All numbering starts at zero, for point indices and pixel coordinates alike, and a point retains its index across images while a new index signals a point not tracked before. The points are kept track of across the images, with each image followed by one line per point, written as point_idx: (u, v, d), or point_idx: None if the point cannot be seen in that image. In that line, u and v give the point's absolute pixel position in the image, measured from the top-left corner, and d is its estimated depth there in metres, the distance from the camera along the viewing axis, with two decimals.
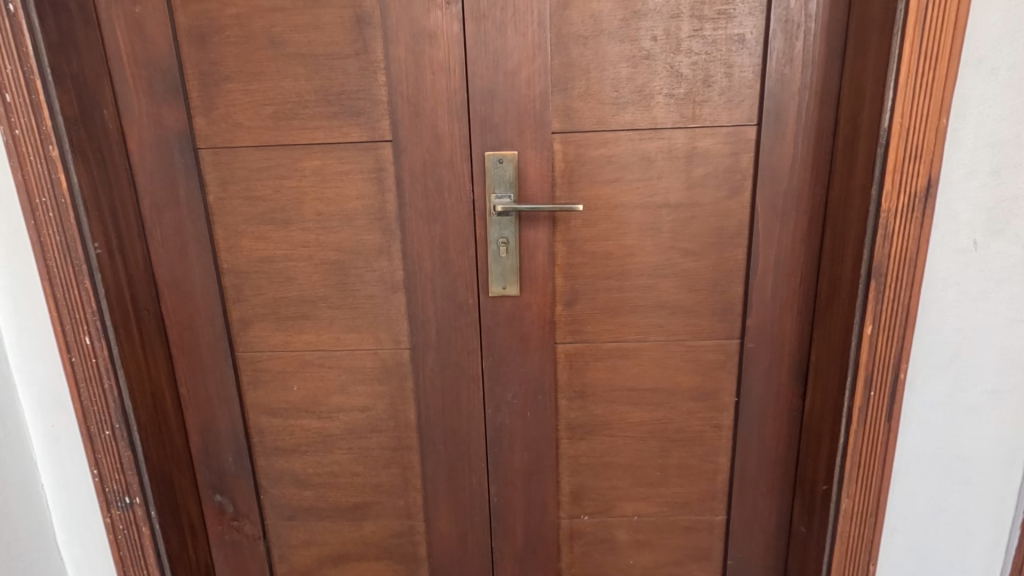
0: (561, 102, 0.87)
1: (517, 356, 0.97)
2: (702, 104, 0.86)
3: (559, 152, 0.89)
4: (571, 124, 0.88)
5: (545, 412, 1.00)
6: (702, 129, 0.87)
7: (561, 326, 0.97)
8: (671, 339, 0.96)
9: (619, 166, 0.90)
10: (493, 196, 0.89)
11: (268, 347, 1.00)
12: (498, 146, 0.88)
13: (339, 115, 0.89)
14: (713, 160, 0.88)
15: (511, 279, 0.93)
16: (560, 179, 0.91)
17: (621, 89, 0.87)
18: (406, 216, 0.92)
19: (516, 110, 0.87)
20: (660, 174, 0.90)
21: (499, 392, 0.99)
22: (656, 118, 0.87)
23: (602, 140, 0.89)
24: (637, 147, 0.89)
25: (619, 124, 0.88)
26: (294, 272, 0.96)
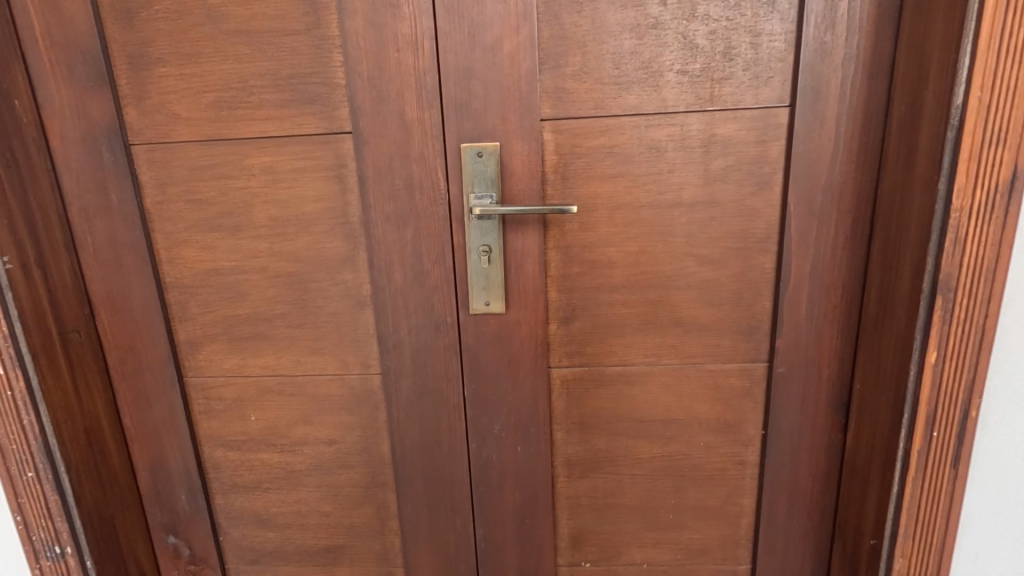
0: (551, 82, 0.73)
1: (505, 382, 0.84)
2: (723, 81, 0.71)
3: (550, 143, 0.75)
4: (564, 108, 0.74)
5: (539, 446, 0.86)
6: (722, 113, 0.72)
7: (555, 347, 0.83)
8: (686, 362, 0.82)
9: (622, 158, 0.75)
10: (473, 196, 0.75)
11: (220, 372, 0.88)
12: (477, 136, 0.74)
13: (290, 102, 0.75)
14: (736, 150, 0.73)
15: (495, 293, 0.79)
16: (552, 175, 0.76)
17: (624, 66, 0.72)
18: (370, 221, 0.78)
19: (497, 93, 0.73)
20: (671, 168, 0.75)
21: (484, 423, 0.85)
22: (666, 101, 0.73)
23: (601, 128, 0.74)
24: (643, 136, 0.74)
25: (621, 108, 0.74)
26: (246, 286, 0.83)
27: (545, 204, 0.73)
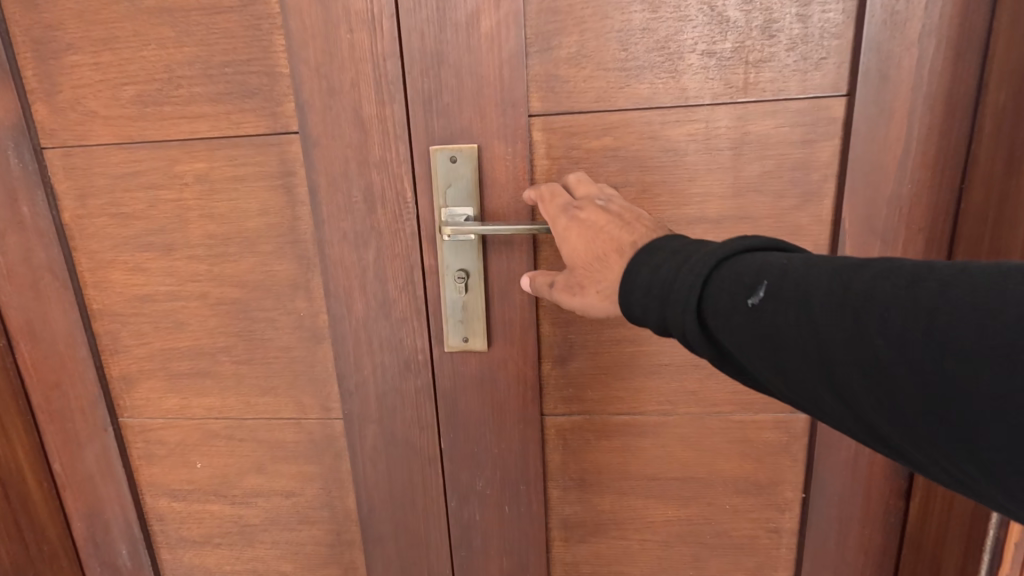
0: (541, 68, 0.59)
1: (488, 432, 0.70)
2: (761, 64, 0.56)
3: (539, 144, 0.61)
4: (557, 101, 0.60)
5: (530, 507, 0.72)
6: (760, 106, 0.57)
7: (549, 391, 0.69)
8: (708, 412, 0.67)
9: (630, 163, 0.61)
10: (446, 211, 0.61)
11: (160, 413, 0.76)
12: (451, 136, 0.61)
13: (225, 96, 0.62)
14: (775, 154, 0.58)
15: (475, 326, 0.65)
16: (543, 184, 0.63)
17: (632, 46, 0.57)
18: (324, 239, 0.64)
19: (474, 82, 0.59)
20: (692, 175, 0.60)
21: (464, 479, 0.72)
22: (686, 90, 0.58)
23: (603, 126, 0.60)
24: (657, 135, 0.60)
25: (630, 100, 0.59)
26: (185, 315, 0.71)
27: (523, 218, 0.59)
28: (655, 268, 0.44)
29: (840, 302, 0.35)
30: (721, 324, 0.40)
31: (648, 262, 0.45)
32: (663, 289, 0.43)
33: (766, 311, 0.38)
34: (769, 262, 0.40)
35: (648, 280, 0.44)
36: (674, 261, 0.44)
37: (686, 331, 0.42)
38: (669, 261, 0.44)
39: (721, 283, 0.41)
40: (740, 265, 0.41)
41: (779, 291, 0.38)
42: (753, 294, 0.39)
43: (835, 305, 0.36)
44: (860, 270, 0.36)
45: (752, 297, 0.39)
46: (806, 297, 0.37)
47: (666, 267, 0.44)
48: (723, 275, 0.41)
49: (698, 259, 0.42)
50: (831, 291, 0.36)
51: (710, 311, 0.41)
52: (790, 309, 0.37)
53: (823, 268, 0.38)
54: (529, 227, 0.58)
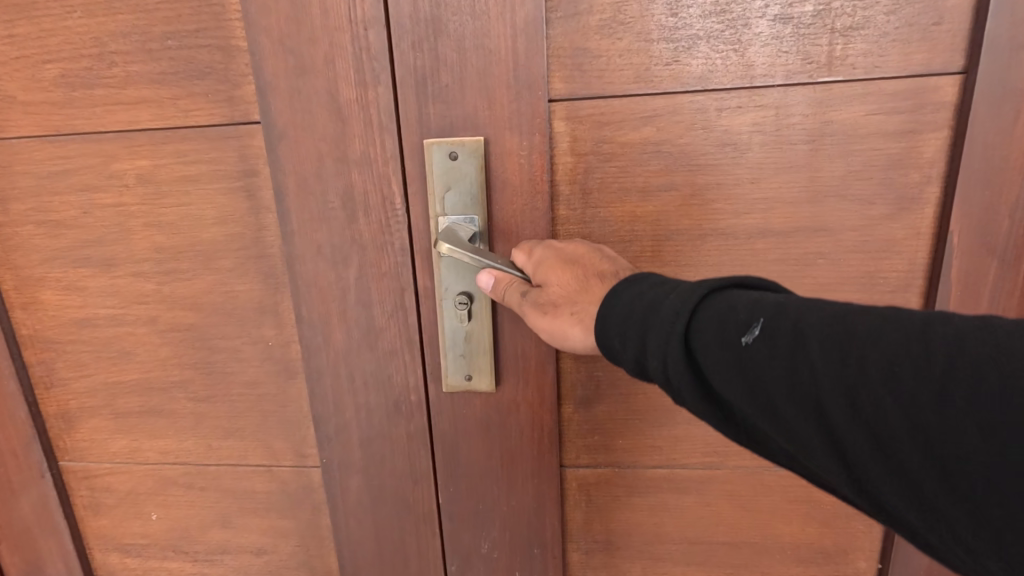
0: (564, 40, 0.48)
1: (495, 486, 0.58)
2: (852, 35, 0.46)
3: (562, 136, 0.51)
4: (584, 83, 0.49)
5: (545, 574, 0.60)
6: (854, 91, 0.48)
7: (569, 437, 0.57)
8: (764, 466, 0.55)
9: (676, 162, 0.51)
10: (445, 218, 0.50)
11: (107, 457, 0.64)
12: (452, 127, 0.49)
13: (169, 77, 0.50)
14: (869, 154, 0.49)
15: (479, 362, 0.53)
16: (565, 187, 0.52)
17: (681, 13, 0.47)
18: (293, 255, 0.52)
19: (480, 58, 0.47)
20: (755, 177, 0.51)
21: (467, 541, 0.60)
22: (751, 69, 0.48)
23: (640, 115, 0.50)
24: (714, 126, 0.50)
25: (675, 81, 0.49)
26: (132, 343, 0.59)
27: (506, 262, 0.48)
28: (637, 295, 0.39)
29: (838, 341, 0.32)
30: (710, 362, 0.35)
31: (631, 289, 0.40)
32: (646, 319, 0.38)
33: (760, 349, 0.34)
34: (763, 297, 0.36)
35: (629, 307, 0.39)
36: (657, 288, 0.39)
37: (665, 369, 0.37)
38: (654, 288, 0.39)
39: (712, 315, 0.36)
40: (733, 296, 0.36)
41: (774, 327, 0.34)
42: (750, 332, 0.34)
43: (838, 345, 0.32)
44: (866, 313, 0.33)
45: (749, 335, 0.34)
46: (805, 336, 0.33)
47: (650, 294, 0.39)
48: (714, 306, 0.36)
49: (685, 288, 0.38)
50: (836, 333, 0.32)
51: (698, 346, 0.36)
52: (791, 351, 0.33)
53: (820, 305, 0.34)
54: (515, 275, 0.47)
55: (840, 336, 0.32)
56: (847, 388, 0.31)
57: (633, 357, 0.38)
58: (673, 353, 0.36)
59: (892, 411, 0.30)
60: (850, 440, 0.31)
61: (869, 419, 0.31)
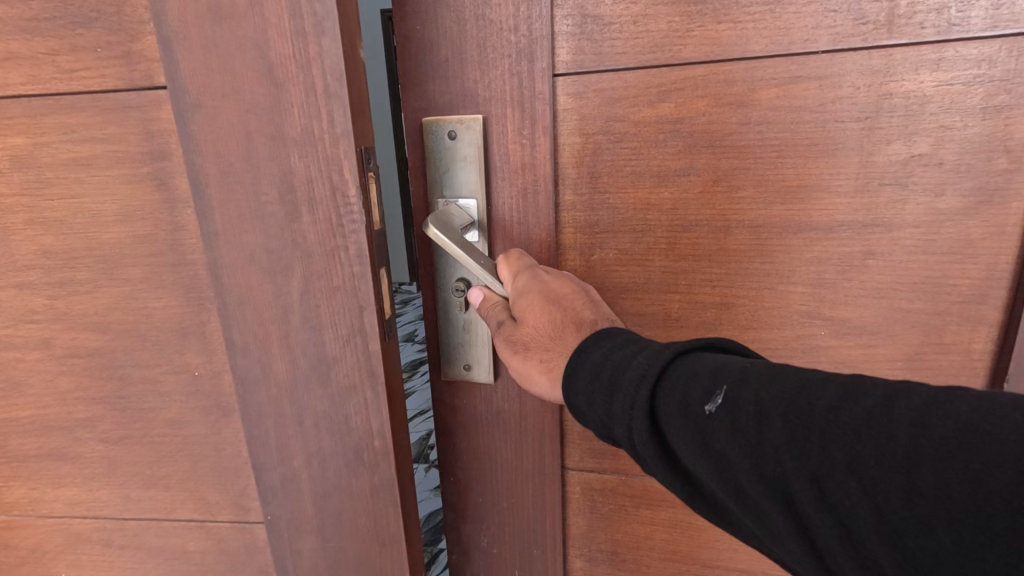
0: (574, 5, 0.44)
1: (495, 483, 0.57)
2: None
3: (569, 113, 0.46)
4: (595, 54, 0.45)
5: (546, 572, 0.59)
6: (914, 57, 0.41)
7: (573, 439, 0.55)
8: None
9: (698, 141, 0.46)
10: (445, 202, 0.49)
11: (3, 508, 0.52)
12: (451, 105, 0.47)
13: (49, 24, 0.38)
14: (932, 127, 0.42)
15: (478, 353, 0.52)
16: (571, 167, 0.48)
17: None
18: (221, 263, 0.40)
19: (481, 28, 0.45)
20: (792, 163, 0.45)
21: (467, 534, 0.60)
22: (796, 31, 0.42)
23: (654, 91, 0.45)
24: (745, 100, 0.44)
25: (700, 49, 0.43)
26: (22, 371, 0.47)
27: (491, 271, 0.46)
28: (606, 355, 0.38)
29: (803, 419, 0.29)
30: (674, 434, 0.33)
31: (599, 349, 0.38)
32: (611, 380, 0.37)
33: (722, 423, 0.31)
34: (729, 364, 0.34)
35: (597, 369, 0.37)
36: (625, 350, 0.37)
37: (633, 435, 0.35)
38: (622, 349, 0.38)
39: (676, 383, 0.34)
40: (698, 362, 0.34)
41: (737, 398, 0.32)
42: (712, 400, 0.32)
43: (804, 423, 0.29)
44: (830, 384, 0.30)
45: (712, 404, 0.32)
46: (771, 411, 0.30)
47: (619, 354, 0.37)
48: (679, 372, 0.34)
49: (652, 351, 0.36)
50: (797, 406, 0.30)
51: (663, 414, 0.34)
52: (753, 427, 0.30)
53: (789, 375, 0.32)
54: (500, 292, 0.46)
55: (804, 412, 0.29)
56: (814, 473, 0.28)
57: (603, 423, 0.37)
58: (637, 420, 0.35)
59: (862, 506, 0.27)
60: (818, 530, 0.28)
61: (840, 512, 0.27)
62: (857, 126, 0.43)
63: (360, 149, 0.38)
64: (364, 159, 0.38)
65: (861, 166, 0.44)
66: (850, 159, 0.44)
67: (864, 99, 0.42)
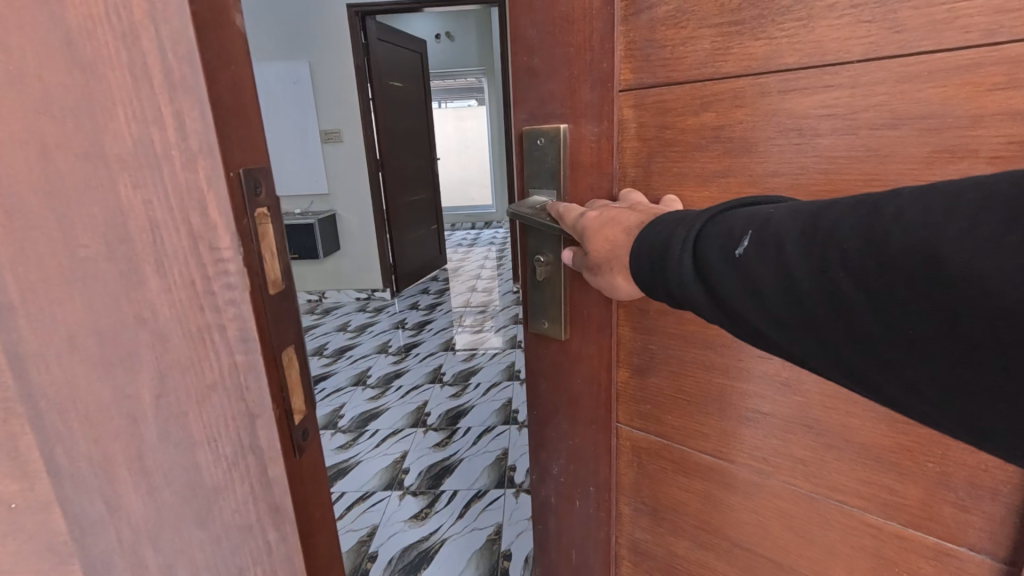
0: (643, 38, 0.69)
1: (568, 435, 0.93)
2: (938, 5, 0.50)
3: (632, 121, 0.73)
4: (652, 73, 0.70)
5: (600, 505, 0.94)
6: (945, 62, 0.50)
7: (624, 407, 0.88)
8: (789, 468, 0.73)
9: (737, 146, 0.64)
10: (534, 188, 0.80)
11: None
12: (543, 120, 0.77)
13: None
14: (964, 140, 0.51)
15: (551, 308, 0.86)
16: (632, 167, 0.74)
17: (733, 8, 0.61)
18: (40, 389, 0.35)
19: (570, 63, 0.74)
20: (799, 142, 0.60)
21: (545, 461, 0.97)
22: (831, 43, 0.56)
23: (699, 101, 0.66)
24: (778, 107, 0.61)
25: (740, 64, 0.62)
26: None
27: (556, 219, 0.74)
28: (670, 236, 0.56)
29: (801, 241, 0.46)
30: (709, 273, 0.52)
31: (660, 230, 0.58)
32: (663, 251, 0.56)
33: (742, 257, 0.50)
34: (731, 219, 0.53)
35: (660, 246, 0.57)
36: (685, 227, 0.55)
37: (688, 282, 0.54)
38: (681, 227, 0.56)
39: (710, 239, 0.53)
40: (727, 223, 0.53)
41: (759, 239, 0.49)
42: (741, 245, 0.50)
43: (800, 244, 0.46)
44: (858, 215, 0.43)
45: (740, 247, 0.50)
46: (776, 242, 0.48)
47: (672, 233, 0.56)
48: (713, 233, 0.53)
49: (703, 223, 0.54)
50: (805, 232, 0.46)
51: (707, 259, 0.52)
52: (764, 252, 0.48)
53: (783, 217, 0.49)
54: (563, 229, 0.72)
55: (799, 237, 0.47)
56: (793, 275, 0.46)
57: (668, 282, 0.56)
58: (687, 272, 0.54)
59: (827, 288, 0.44)
60: (807, 312, 0.46)
61: (824, 296, 0.44)
62: (903, 130, 0.54)
63: (229, 175, 0.33)
64: (241, 185, 0.34)
65: (909, 174, 0.54)
66: (894, 164, 0.55)
67: (896, 105, 0.53)
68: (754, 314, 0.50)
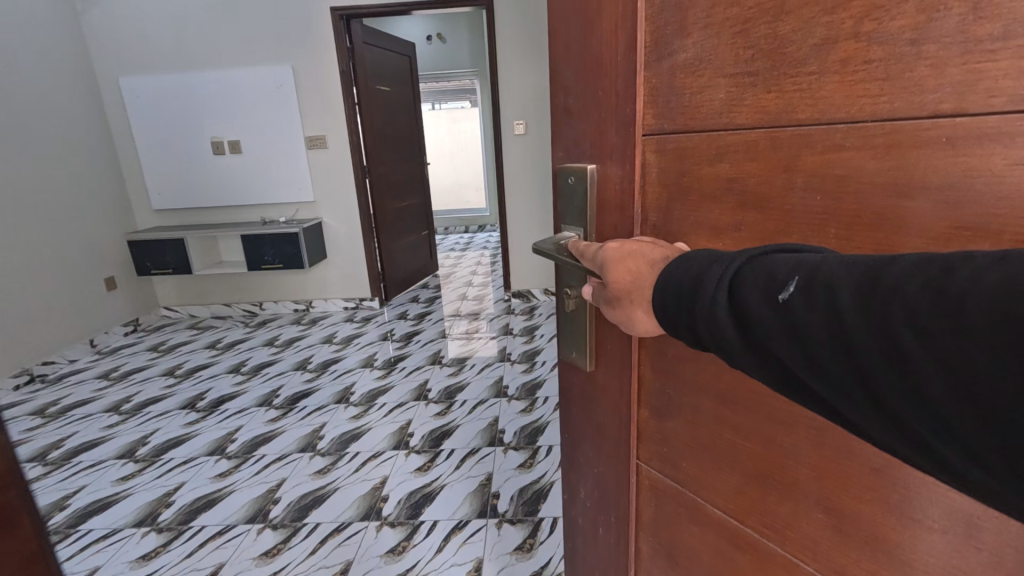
0: (658, 83, 0.64)
1: (593, 462, 0.98)
2: (959, 64, 0.40)
3: (654, 165, 0.68)
4: (670, 119, 0.64)
5: (619, 537, 0.96)
6: (967, 127, 0.41)
7: (643, 448, 0.87)
8: (801, 542, 0.68)
9: (749, 201, 0.58)
10: (568, 224, 0.82)
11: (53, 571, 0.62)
12: (579, 160, 0.77)
13: None
14: (990, 220, 0.41)
15: (580, 341, 0.91)
16: (653, 213, 0.69)
17: (750, 57, 0.54)
18: None
19: (593, 105, 0.73)
20: (818, 204, 0.52)
21: (575, 480, 1.05)
22: (844, 99, 0.48)
23: (714, 151, 0.60)
24: (791, 168, 0.53)
25: (752, 116, 0.55)
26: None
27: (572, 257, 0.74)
28: (702, 273, 0.51)
29: (856, 290, 0.40)
30: (749, 316, 0.46)
31: (692, 265, 0.53)
32: (698, 287, 0.51)
33: (788, 302, 0.43)
34: (774, 260, 0.47)
35: (690, 282, 0.52)
36: (722, 264, 0.50)
37: (719, 324, 0.49)
38: (718, 263, 0.51)
39: (751, 279, 0.47)
40: (771, 265, 0.47)
41: (808, 284, 0.43)
42: (785, 290, 0.44)
43: (855, 292, 0.40)
44: (930, 268, 0.36)
45: (784, 292, 0.44)
46: (826, 288, 0.41)
47: (704, 271, 0.51)
48: (755, 273, 0.47)
49: (743, 260, 0.49)
50: (863, 280, 0.39)
51: (745, 301, 0.47)
52: (814, 298, 0.42)
53: (840, 261, 0.42)
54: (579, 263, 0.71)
55: (857, 284, 0.40)
56: (843, 326, 0.40)
57: (697, 321, 0.51)
58: (720, 312, 0.48)
59: (883, 343, 0.37)
60: (859, 366, 0.39)
61: (878, 352, 0.38)
62: (921, 201, 0.45)
63: None
64: None
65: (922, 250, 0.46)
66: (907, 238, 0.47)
67: (911, 172, 0.45)
68: (796, 363, 0.44)
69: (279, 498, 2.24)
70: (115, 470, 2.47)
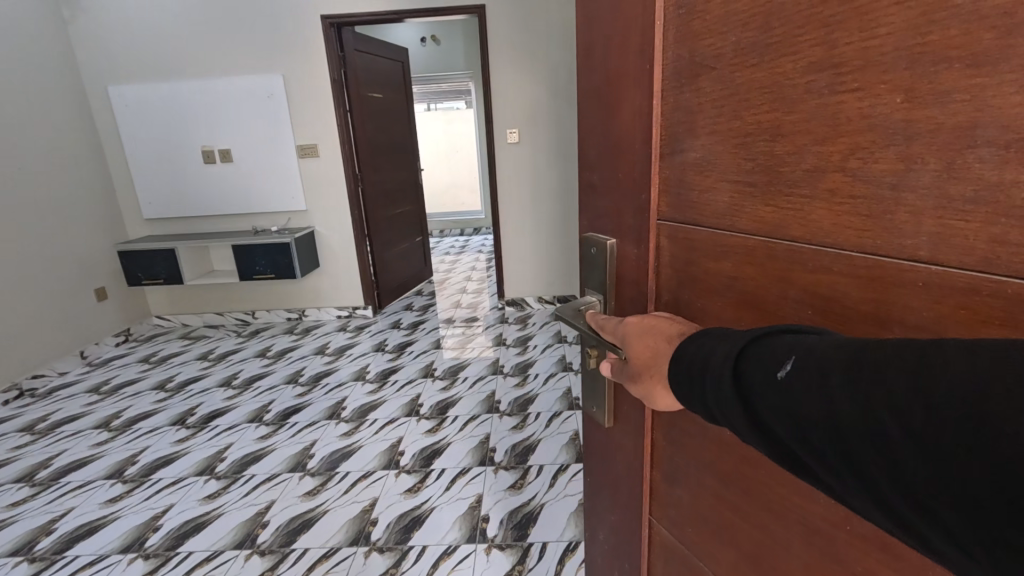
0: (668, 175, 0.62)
1: (608, 514, 0.97)
2: (933, 216, 0.39)
3: (666, 251, 0.66)
4: (680, 211, 0.62)
5: None
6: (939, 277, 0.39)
7: (653, 512, 0.85)
8: None
9: (748, 304, 0.56)
10: (588, 290, 0.81)
11: None
12: (600, 232, 0.76)
13: None
14: None
15: (599, 401, 0.90)
16: (665, 296, 0.68)
17: (751, 168, 0.52)
18: None
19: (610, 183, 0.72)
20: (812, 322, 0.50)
21: (592, 526, 1.04)
22: (832, 226, 0.46)
23: (718, 248, 0.58)
24: (783, 281, 0.51)
25: (753, 223, 0.53)
26: None
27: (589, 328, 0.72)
28: (709, 347, 0.48)
29: (852, 372, 0.36)
30: (753, 397, 0.43)
31: (705, 338, 0.50)
32: (703, 361, 0.48)
33: (788, 382, 0.39)
34: (778, 339, 0.43)
35: (698, 357, 0.48)
36: (729, 340, 0.47)
37: (724, 404, 0.45)
38: (727, 338, 0.47)
39: (755, 356, 0.43)
40: (773, 344, 0.43)
41: (805, 364, 0.39)
42: (783, 368, 0.40)
43: (851, 375, 0.36)
44: (927, 354, 0.33)
45: (783, 370, 0.40)
46: (823, 369, 0.38)
47: (710, 346, 0.48)
48: (758, 350, 0.44)
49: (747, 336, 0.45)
50: (860, 363, 0.36)
51: (748, 380, 0.43)
52: (811, 379, 0.38)
53: (844, 344, 0.39)
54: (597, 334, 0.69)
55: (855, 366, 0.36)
56: (842, 411, 0.36)
57: (704, 396, 0.47)
58: (723, 388, 0.45)
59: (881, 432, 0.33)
60: (862, 458, 0.35)
61: (879, 442, 0.34)
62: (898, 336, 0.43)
63: None
64: None
65: None
66: None
67: (889, 309, 0.43)
68: (804, 452, 0.39)
69: (268, 523, 2.24)
70: (106, 490, 2.47)
